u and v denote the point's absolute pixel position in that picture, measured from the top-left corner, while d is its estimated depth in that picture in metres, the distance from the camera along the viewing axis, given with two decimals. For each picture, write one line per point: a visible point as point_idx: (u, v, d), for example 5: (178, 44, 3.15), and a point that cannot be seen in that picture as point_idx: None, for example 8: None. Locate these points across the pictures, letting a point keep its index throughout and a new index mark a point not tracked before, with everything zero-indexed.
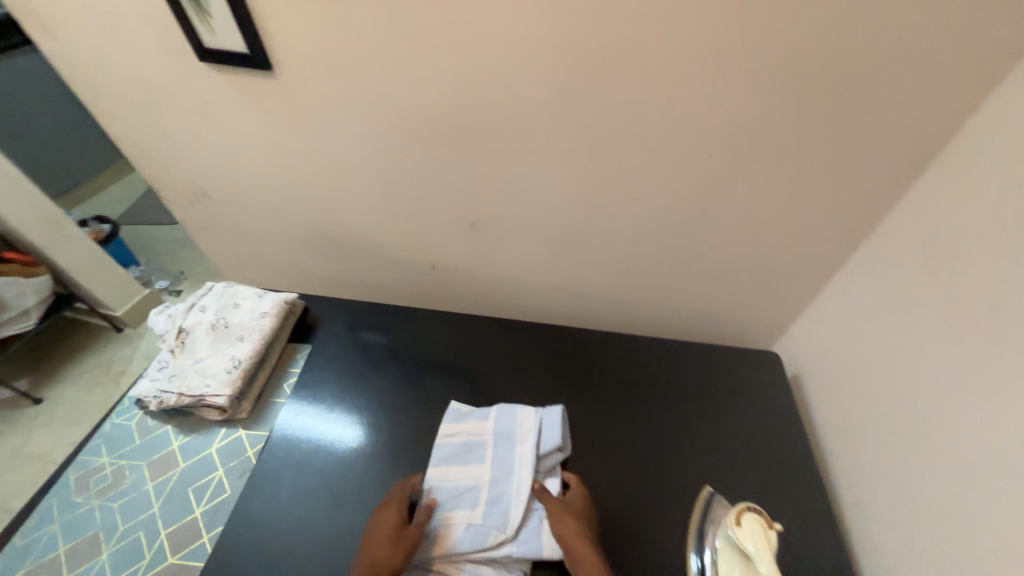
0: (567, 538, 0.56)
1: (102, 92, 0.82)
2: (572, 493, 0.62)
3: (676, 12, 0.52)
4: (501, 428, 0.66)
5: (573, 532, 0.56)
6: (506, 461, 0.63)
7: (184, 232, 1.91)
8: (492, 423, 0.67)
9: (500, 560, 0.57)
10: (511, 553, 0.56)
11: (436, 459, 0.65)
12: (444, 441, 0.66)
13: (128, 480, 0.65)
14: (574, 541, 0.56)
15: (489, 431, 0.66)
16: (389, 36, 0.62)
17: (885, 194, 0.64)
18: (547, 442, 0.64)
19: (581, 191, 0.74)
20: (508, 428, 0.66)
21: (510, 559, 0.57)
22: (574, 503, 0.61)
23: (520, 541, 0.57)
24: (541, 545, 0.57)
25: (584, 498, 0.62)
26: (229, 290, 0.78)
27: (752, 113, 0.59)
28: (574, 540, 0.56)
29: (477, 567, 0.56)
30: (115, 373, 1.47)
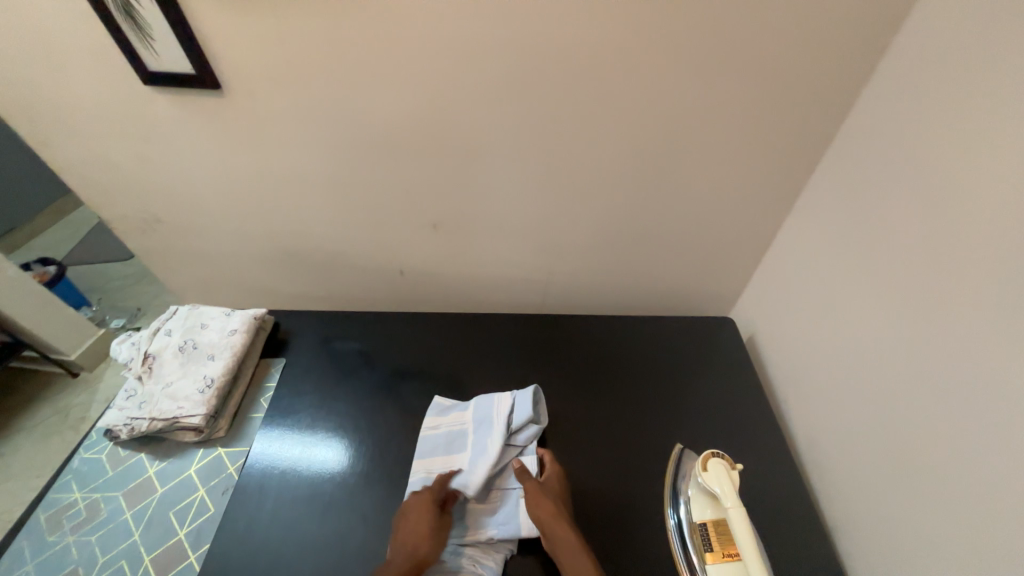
0: (544, 517, 0.58)
1: (40, 124, 0.80)
2: (548, 472, 0.65)
3: (599, 8, 0.57)
4: (478, 413, 0.69)
5: (550, 510, 0.59)
6: (483, 444, 0.66)
7: (138, 266, 1.85)
8: (471, 410, 0.70)
9: (485, 542, 0.60)
10: (486, 537, 0.60)
11: (421, 451, 0.67)
12: (428, 433, 0.69)
13: (103, 511, 0.63)
14: (551, 520, 0.58)
15: (469, 419, 0.69)
16: (334, 47, 0.64)
17: (802, 161, 0.71)
18: (520, 417, 0.66)
19: (534, 182, 0.78)
20: (485, 413, 0.69)
21: (495, 541, 0.60)
22: (551, 484, 0.63)
23: (498, 523, 0.60)
24: (518, 525, 0.59)
25: (559, 479, 0.64)
26: (194, 312, 0.77)
27: (678, 96, 0.65)
28: (552, 520, 0.58)
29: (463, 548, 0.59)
30: (75, 420, 1.40)
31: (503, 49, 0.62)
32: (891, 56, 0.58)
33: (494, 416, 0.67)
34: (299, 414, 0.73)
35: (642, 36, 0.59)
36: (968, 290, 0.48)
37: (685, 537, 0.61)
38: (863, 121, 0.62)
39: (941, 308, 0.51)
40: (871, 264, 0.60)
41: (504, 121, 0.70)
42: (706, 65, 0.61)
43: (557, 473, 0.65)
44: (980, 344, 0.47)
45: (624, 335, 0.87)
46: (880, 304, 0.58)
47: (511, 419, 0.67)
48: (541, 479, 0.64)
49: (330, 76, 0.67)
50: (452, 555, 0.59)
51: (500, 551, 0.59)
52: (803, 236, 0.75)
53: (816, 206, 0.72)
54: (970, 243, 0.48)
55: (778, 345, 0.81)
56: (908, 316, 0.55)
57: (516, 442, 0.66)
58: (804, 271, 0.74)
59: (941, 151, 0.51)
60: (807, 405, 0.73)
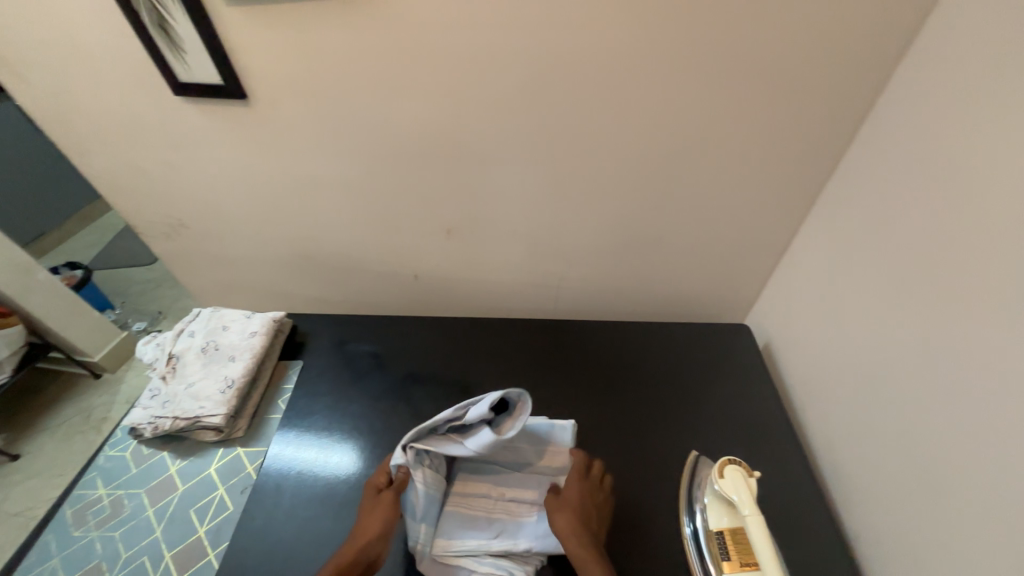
0: (562, 533, 0.56)
1: (75, 133, 0.84)
2: (570, 480, 0.62)
3: (614, 18, 0.58)
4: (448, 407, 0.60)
5: (569, 522, 0.57)
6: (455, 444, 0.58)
7: (160, 271, 1.90)
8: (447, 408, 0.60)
9: (518, 553, 0.57)
10: (513, 547, 0.57)
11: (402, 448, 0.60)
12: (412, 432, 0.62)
13: (127, 508, 0.65)
14: (568, 535, 0.56)
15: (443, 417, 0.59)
16: (356, 58, 0.66)
17: (819, 168, 0.71)
18: (476, 414, 0.57)
19: (547, 188, 0.78)
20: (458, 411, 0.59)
21: (529, 552, 0.58)
22: (570, 494, 0.60)
23: (534, 533, 0.58)
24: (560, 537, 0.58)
25: (581, 488, 0.61)
26: (216, 314, 0.79)
27: (690, 102, 0.65)
28: (569, 535, 0.56)
29: (496, 559, 0.57)
30: (97, 420, 1.43)
31: (517, 58, 0.63)
32: (907, 61, 0.58)
33: (457, 410, 0.59)
34: (314, 416, 0.74)
35: (655, 44, 0.60)
36: (983, 296, 0.47)
37: (701, 545, 0.60)
38: (882, 127, 0.62)
39: (957, 314, 0.50)
40: (886, 270, 0.59)
41: (517, 128, 0.71)
42: (718, 72, 0.62)
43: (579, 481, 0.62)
44: (995, 350, 0.46)
45: (638, 341, 0.87)
46: (896, 310, 0.58)
47: (469, 414, 0.58)
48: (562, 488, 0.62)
49: (349, 85, 0.69)
50: (485, 566, 0.56)
51: (532, 562, 0.57)
52: (821, 243, 0.74)
53: (833, 213, 0.71)
54: (986, 248, 0.47)
55: (794, 353, 0.80)
56: (923, 322, 0.54)
57: (471, 441, 0.58)
58: (821, 278, 0.73)
59: (956, 155, 0.51)
60: (824, 414, 0.72)
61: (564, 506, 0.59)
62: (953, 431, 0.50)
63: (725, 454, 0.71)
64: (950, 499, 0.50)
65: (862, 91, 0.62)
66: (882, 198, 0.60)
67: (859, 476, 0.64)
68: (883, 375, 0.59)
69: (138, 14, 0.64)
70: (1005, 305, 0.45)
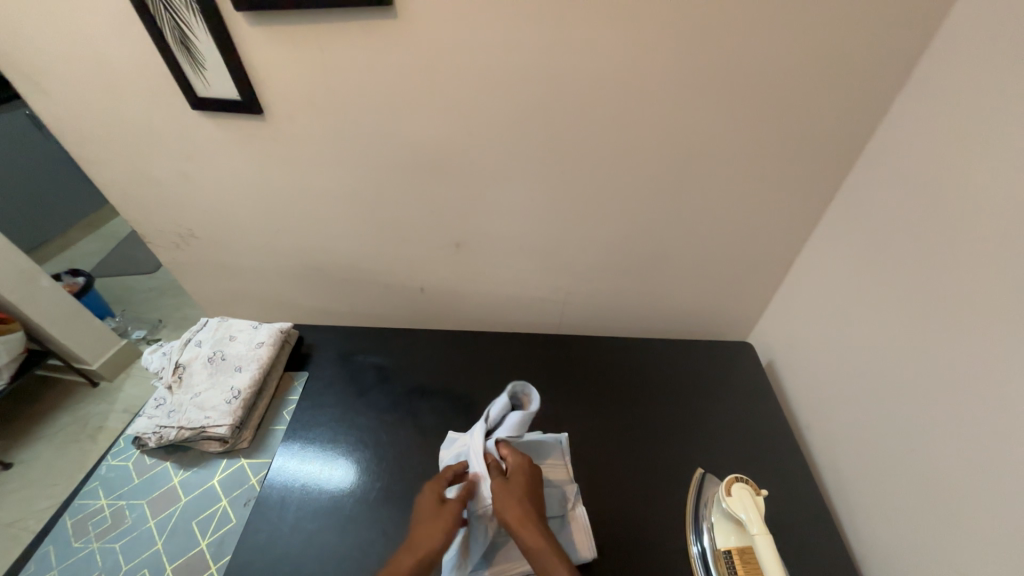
0: (513, 524, 0.55)
1: (92, 142, 0.86)
2: (512, 464, 0.61)
3: (624, 43, 0.60)
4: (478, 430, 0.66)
5: (522, 519, 0.55)
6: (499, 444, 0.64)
7: (163, 280, 1.90)
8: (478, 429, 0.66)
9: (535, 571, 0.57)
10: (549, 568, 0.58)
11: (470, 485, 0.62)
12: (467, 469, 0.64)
13: (128, 519, 0.64)
14: (521, 529, 0.54)
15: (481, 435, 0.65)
16: (373, 77, 0.68)
17: (821, 189, 0.73)
18: (498, 410, 0.65)
19: (555, 204, 0.80)
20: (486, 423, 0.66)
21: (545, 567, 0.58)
22: (515, 479, 0.59)
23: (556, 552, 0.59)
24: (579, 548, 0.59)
25: (526, 471, 0.60)
26: (224, 324, 0.80)
27: (696, 124, 0.67)
28: (520, 525, 0.54)
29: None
30: (93, 429, 1.42)
31: (530, 80, 0.65)
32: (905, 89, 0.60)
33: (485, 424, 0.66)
34: (319, 427, 0.74)
35: (663, 69, 0.62)
36: (984, 317, 0.48)
37: (707, 563, 0.60)
38: (882, 152, 0.64)
39: (960, 335, 0.51)
40: (889, 290, 0.60)
41: (527, 146, 0.73)
42: (725, 95, 0.64)
43: (518, 464, 0.61)
44: (998, 371, 0.47)
45: (642, 357, 0.88)
46: (899, 330, 0.58)
47: (495, 419, 0.66)
48: (506, 475, 0.60)
49: (365, 103, 0.71)
50: None
51: None
52: (823, 263, 0.75)
53: (835, 233, 0.73)
54: (987, 270, 0.49)
55: (797, 371, 0.81)
56: (926, 342, 0.54)
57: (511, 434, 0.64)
58: (824, 297, 0.74)
59: (956, 181, 0.52)
60: (828, 432, 0.72)
61: (513, 492, 0.57)
62: (956, 450, 0.50)
63: (730, 471, 0.71)
64: (956, 519, 0.50)
65: (862, 118, 0.64)
66: (884, 220, 0.62)
67: (864, 495, 0.64)
68: (886, 394, 0.60)
69: (162, 32, 0.66)
70: (1006, 326, 0.46)
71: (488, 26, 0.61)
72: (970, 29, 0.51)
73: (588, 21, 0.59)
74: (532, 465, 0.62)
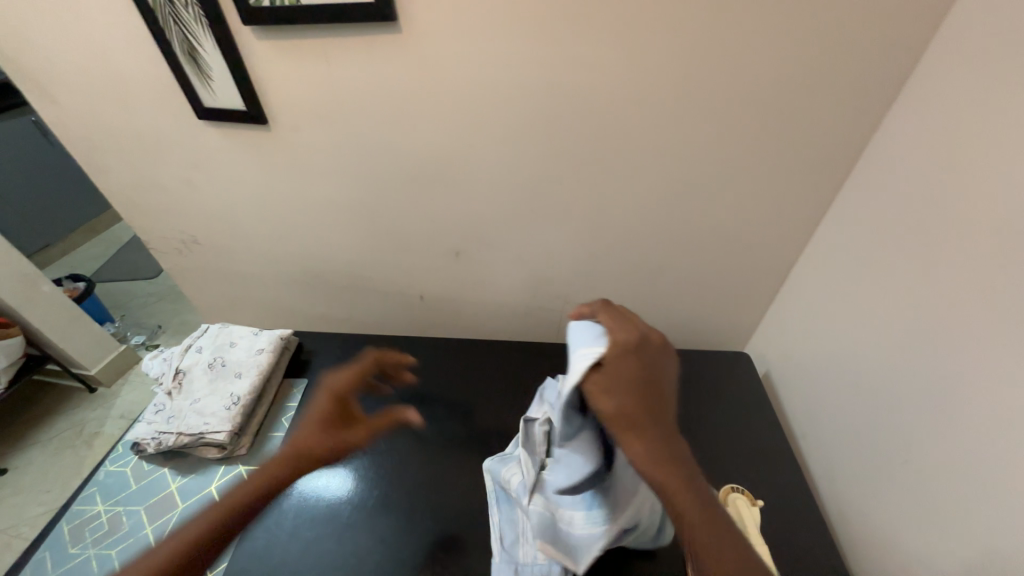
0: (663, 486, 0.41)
1: (99, 151, 0.88)
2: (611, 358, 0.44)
3: (620, 60, 0.63)
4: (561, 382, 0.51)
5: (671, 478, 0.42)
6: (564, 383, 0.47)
7: (163, 285, 1.90)
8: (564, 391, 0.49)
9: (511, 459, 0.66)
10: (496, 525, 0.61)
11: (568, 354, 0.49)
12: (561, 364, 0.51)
13: (125, 526, 0.67)
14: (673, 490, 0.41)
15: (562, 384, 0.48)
16: (374, 88, 0.70)
17: (815, 202, 0.74)
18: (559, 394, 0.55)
19: (553, 213, 0.81)
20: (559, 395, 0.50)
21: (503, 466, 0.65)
22: (623, 391, 0.43)
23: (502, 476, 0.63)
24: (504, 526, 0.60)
25: (631, 374, 0.44)
26: (225, 330, 0.84)
27: (692, 137, 0.68)
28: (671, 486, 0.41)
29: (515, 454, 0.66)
30: (89, 435, 1.41)
31: (527, 94, 0.67)
32: (893, 108, 0.62)
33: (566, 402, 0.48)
34: None
35: (658, 84, 0.64)
36: (972, 330, 0.49)
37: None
38: (873, 166, 0.65)
39: (947, 348, 0.51)
40: (881, 302, 0.61)
41: (524, 156, 0.74)
42: (717, 112, 0.66)
43: (616, 342, 0.44)
44: (988, 385, 0.47)
45: None
46: (891, 341, 0.59)
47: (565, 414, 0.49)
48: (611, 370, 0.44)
49: (368, 113, 0.73)
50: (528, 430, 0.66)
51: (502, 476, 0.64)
52: (818, 273, 0.76)
53: (831, 244, 0.73)
54: (971, 282, 0.49)
55: (794, 382, 0.81)
56: (920, 354, 0.55)
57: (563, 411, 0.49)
58: (819, 309, 0.75)
59: (943, 196, 0.53)
60: (822, 442, 0.72)
61: (615, 387, 0.43)
62: (948, 462, 0.50)
63: (725, 481, 0.71)
64: (947, 531, 0.50)
65: (854, 133, 0.65)
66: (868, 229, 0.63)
67: (859, 506, 0.64)
68: (879, 404, 0.61)
69: (172, 44, 0.68)
70: (994, 340, 0.47)
71: (486, 44, 0.63)
72: (957, 48, 0.53)
73: (586, 37, 0.61)
74: (632, 361, 0.44)
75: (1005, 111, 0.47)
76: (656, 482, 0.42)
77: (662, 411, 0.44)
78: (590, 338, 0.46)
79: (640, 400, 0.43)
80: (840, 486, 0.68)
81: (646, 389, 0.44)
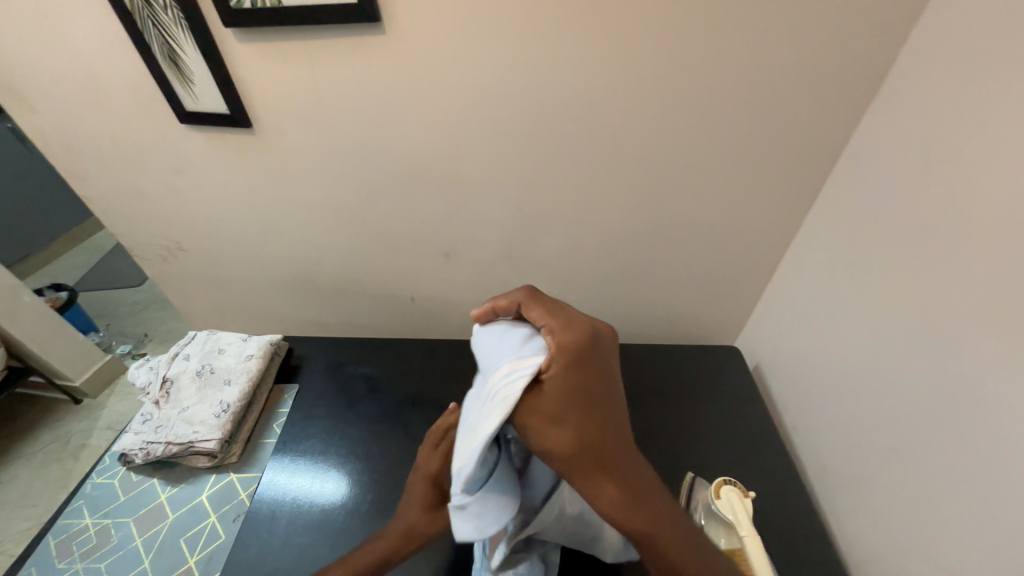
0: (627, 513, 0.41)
1: (79, 158, 0.86)
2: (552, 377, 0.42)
3: (606, 58, 0.63)
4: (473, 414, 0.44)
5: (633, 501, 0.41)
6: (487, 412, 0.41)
7: (148, 293, 1.87)
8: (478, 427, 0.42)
9: None
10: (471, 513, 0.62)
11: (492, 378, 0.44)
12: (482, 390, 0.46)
13: (114, 538, 0.66)
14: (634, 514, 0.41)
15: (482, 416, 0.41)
16: (362, 89, 0.69)
17: (800, 196, 0.75)
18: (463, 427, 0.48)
19: (542, 213, 0.81)
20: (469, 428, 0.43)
21: None
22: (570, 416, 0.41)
23: None
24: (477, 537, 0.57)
25: (576, 392, 0.42)
26: (213, 337, 0.83)
27: (679, 134, 0.69)
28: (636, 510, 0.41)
29: None
30: (75, 448, 1.38)
31: (515, 94, 0.67)
32: (874, 102, 0.63)
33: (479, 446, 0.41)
34: (309, 439, 0.73)
35: (645, 84, 0.65)
36: (957, 319, 0.50)
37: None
38: (857, 159, 0.66)
39: (933, 336, 0.53)
40: (868, 293, 0.62)
41: (514, 155, 0.74)
42: (703, 108, 0.66)
43: (555, 353, 0.43)
44: (974, 371, 0.48)
45: (627, 362, 0.89)
46: (877, 331, 0.60)
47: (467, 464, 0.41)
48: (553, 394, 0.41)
49: (354, 116, 0.72)
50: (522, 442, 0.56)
51: None
52: (805, 266, 0.77)
53: (817, 238, 0.74)
54: (955, 272, 0.51)
55: (784, 374, 0.82)
56: (906, 343, 0.56)
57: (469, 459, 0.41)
58: (807, 301, 0.76)
59: (927, 188, 0.54)
60: (812, 432, 0.74)
61: (561, 412, 0.41)
62: (936, 448, 0.52)
63: (718, 475, 0.72)
64: (937, 516, 0.51)
65: (837, 127, 0.66)
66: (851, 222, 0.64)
67: (850, 494, 0.65)
68: (868, 396, 0.62)
69: (152, 48, 0.67)
70: (978, 328, 0.48)
71: (473, 44, 0.63)
72: (935, 44, 0.54)
73: (573, 38, 0.62)
74: (574, 375, 0.43)
75: (985, 104, 0.48)
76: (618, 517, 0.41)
77: (615, 426, 0.43)
78: (523, 352, 0.44)
79: (589, 421, 0.42)
80: (830, 475, 0.69)
81: (594, 405, 0.43)
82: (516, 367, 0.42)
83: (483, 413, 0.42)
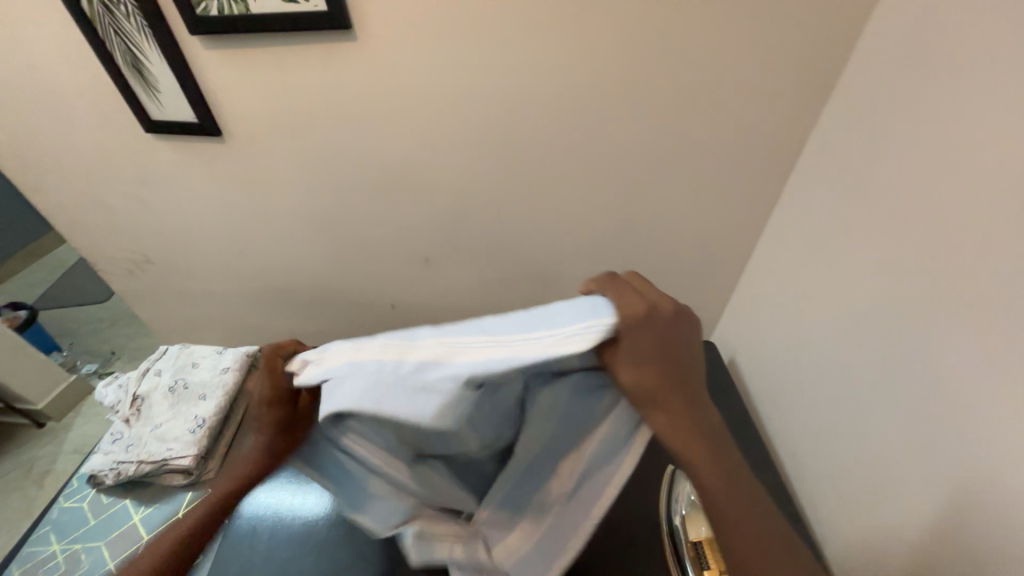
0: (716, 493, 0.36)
1: (37, 170, 0.83)
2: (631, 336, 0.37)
3: (576, 64, 0.64)
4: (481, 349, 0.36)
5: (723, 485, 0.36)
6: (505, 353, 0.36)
7: (114, 309, 1.80)
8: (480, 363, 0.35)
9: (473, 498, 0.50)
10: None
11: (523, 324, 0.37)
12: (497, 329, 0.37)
13: (85, 565, 0.63)
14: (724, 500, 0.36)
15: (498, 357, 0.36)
16: (336, 96, 0.69)
17: None
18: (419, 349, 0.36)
19: (519, 215, 0.82)
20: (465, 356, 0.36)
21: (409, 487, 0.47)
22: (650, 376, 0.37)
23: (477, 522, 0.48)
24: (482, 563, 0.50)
25: (657, 353, 0.37)
26: (186, 351, 0.82)
27: (648, 135, 0.71)
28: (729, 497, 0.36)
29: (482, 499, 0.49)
30: (39, 474, 1.31)
31: (488, 99, 0.68)
32: None
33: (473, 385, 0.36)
34: None
35: (613, 87, 0.66)
36: None
37: (681, 559, 0.55)
38: None
39: None
40: None
41: (489, 160, 0.75)
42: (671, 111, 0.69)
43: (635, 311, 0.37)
44: None
45: None
46: None
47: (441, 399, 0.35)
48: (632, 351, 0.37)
49: (326, 122, 0.72)
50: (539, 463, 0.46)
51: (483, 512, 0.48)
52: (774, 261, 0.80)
53: None
54: None
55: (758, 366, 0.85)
56: None
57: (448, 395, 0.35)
58: None
59: None
60: None
61: (639, 372, 0.37)
62: None
63: None
64: None
65: None
66: (810, 217, 0.67)
67: None
68: None
69: (114, 57, 0.66)
70: None
71: (445, 50, 0.64)
72: None
73: (542, 45, 0.63)
74: (657, 334, 0.38)
75: None
76: (681, 451, 0.37)
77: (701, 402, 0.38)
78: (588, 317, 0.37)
79: (671, 387, 0.37)
80: None
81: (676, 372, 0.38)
82: (582, 329, 0.36)
83: (499, 347, 0.36)
